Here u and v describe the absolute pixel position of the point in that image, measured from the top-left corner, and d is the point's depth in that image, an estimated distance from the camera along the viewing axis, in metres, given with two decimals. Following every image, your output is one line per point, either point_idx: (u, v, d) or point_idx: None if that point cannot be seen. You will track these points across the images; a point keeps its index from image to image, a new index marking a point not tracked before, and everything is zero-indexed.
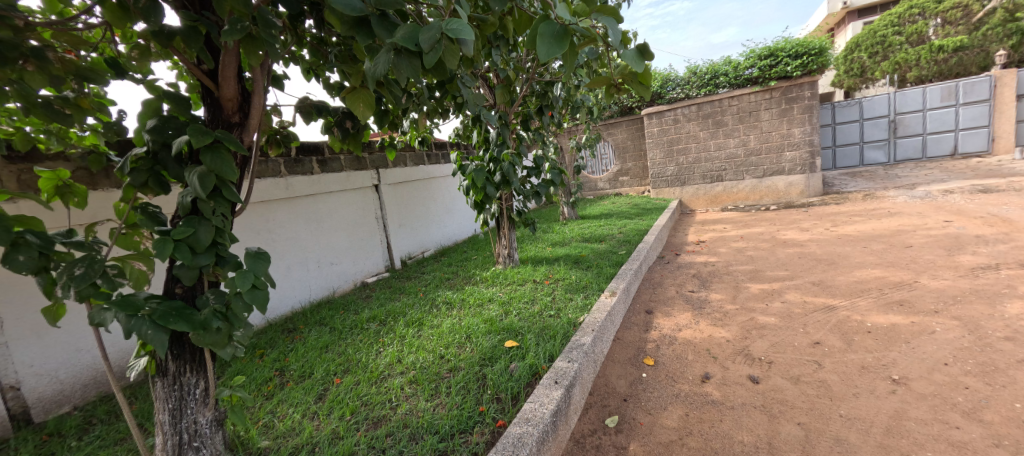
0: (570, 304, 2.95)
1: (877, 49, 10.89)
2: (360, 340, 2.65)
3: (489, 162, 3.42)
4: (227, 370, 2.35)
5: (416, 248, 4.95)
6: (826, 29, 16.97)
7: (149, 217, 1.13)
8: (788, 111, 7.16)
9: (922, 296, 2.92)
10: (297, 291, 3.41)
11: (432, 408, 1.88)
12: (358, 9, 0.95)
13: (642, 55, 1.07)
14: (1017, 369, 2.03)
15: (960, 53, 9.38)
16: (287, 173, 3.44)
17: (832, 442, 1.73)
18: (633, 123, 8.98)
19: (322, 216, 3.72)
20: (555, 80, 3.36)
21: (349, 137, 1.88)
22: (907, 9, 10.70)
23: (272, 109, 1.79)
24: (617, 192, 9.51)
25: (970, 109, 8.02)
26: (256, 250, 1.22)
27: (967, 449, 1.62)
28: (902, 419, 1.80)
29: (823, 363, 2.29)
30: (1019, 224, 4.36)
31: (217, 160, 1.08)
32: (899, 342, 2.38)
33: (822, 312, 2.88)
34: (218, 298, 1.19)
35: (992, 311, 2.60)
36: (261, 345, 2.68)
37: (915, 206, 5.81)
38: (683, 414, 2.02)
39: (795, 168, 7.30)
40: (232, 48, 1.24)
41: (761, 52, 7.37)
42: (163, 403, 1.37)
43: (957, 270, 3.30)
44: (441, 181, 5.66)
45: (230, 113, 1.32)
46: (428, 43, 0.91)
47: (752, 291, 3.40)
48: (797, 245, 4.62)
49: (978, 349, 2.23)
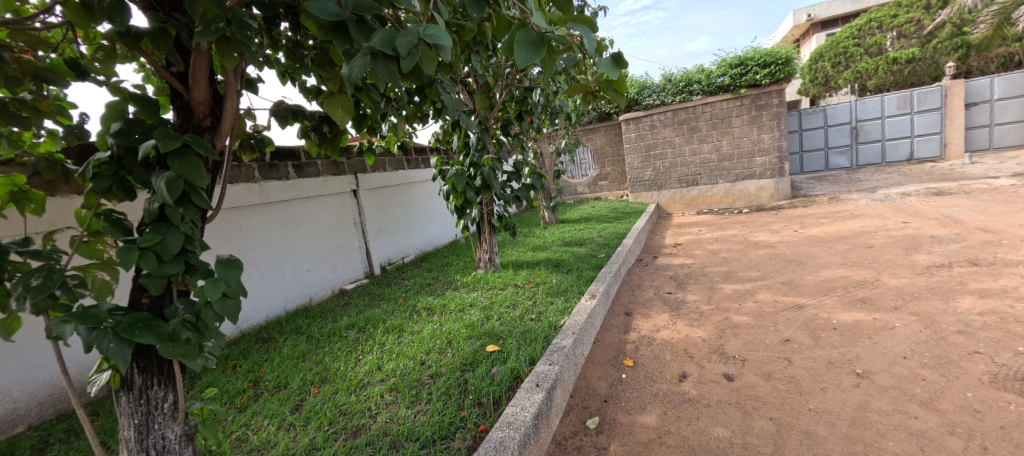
0: (552, 307, 2.98)
1: (841, 59, 11.45)
2: (339, 348, 2.61)
3: (469, 166, 3.44)
4: (197, 382, 2.27)
5: (396, 253, 4.91)
6: (791, 40, 17.84)
7: (113, 224, 1.08)
8: (758, 118, 7.45)
9: (883, 294, 3.07)
10: (272, 300, 3.32)
11: (412, 415, 1.87)
12: (334, 13, 0.97)
13: (617, 64, 1.10)
14: (968, 361, 2.16)
15: (913, 64, 10.02)
16: (262, 178, 3.36)
17: (802, 435, 1.80)
18: (611, 129, 9.16)
19: (298, 222, 3.64)
20: (534, 86, 3.45)
21: (327, 142, 1.86)
22: (865, 22, 11.34)
23: (246, 113, 1.74)
24: (597, 196, 9.66)
25: (924, 117, 8.53)
26: (229, 258, 1.18)
27: (925, 438, 1.71)
28: (865, 411, 1.90)
29: (792, 360, 2.38)
30: (969, 224, 4.64)
31: (186, 166, 1.05)
32: (862, 338, 2.50)
33: (792, 311, 2.99)
34: (188, 308, 1.14)
35: (946, 306, 2.76)
36: (233, 356, 2.59)
37: (876, 209, 6.10)
38: (661, 412, 2.07)
39: (765, 172, 7.57)
40: (203, 50, 1.19)
41: (732, 61, 7.65)
42: (129, 419, 1.31)
43: (914, 268, 3.50)
44: (421, 186, 5.64)
45: (201, 117, 1.27)
46: (405, 48, 0.92)
47: (727, 291, 3.51)
48: (769, 246, 4.80)
49: (933, 342, 2.36)
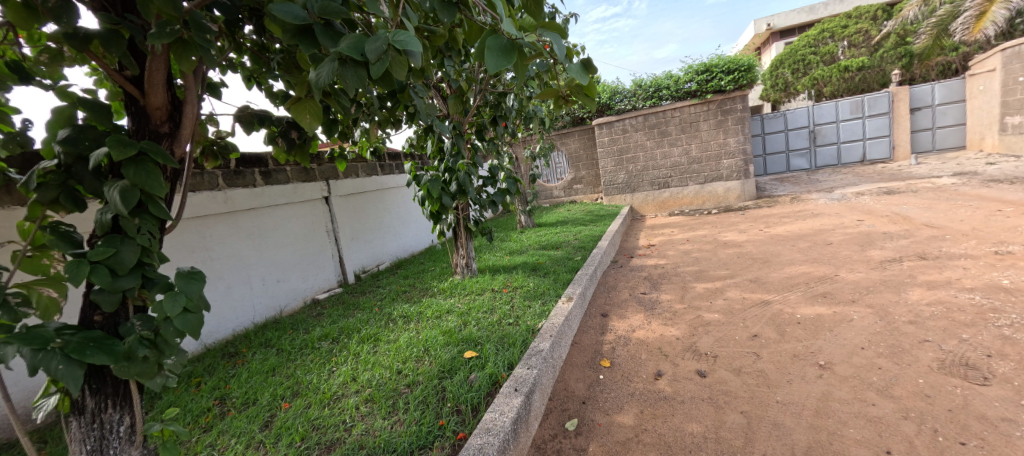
0: (529, 311, 2.99)
1: (798, 66, 12.03)
2: (311, 360, 2.54)
3: (444, 171, 3.43)
4: (158, 402, 2.16)
5: (370, 260, 4.82)
6: (752, 49, 18.63)
7: (61, 237, 1.02)
8: (724, 122, 7.73)
9: (842, 288, 3.23)
10: (239, 313, 3.20)
11: (389, 426, 1.84)
12: (300, 17, 0.95)
13: (586, 69, 1.12)
14: (919, 349, 2.29)
15: (863, 71, 10.64)
16: (226, 186, 3.25)
17: (771, 427, 1.86)
18: (585, 133, 9.31)
19: (266, 231, 3.53)
20: (507, 91, 3.48)
21: (295, 148, 1.81)
22: (819, 32, 11.99)
23: (208, 118, 1.69)
24: (572, 199, 9.77)
25: (875, 121, 9.05)
26: (190, 270, 1.14)
27: (882, 423, 1.80)
28: (828, 400, 1.99)
29: (760, 354, 2.47)
30: (917, 221, 4.94)
31: (141, 174, 1.01)
32: (824, 331, 2.62)
33: (759, 307, 3.11)
34: (146, 324, 1.09)
35: (898, 298, 2.93)
36: (197, 373, 2.48)
37: (834, 207, 6.42)
38: (638, 411, 2.11)
39: (732, 174, 7.85)
40: (160, 54, 1.15)
41: (698, 68, 7.92)
42: (79, 446, 1.20)
43: (869, 263, 3.69)
44: (395, 192, 5.56)
45: (158, 122, 1.21)
46: (375, 53, 0.91)
47: (698, 290, 3.61)
48: (736, 245, 4.97)
49: (888, 332, 2.50)
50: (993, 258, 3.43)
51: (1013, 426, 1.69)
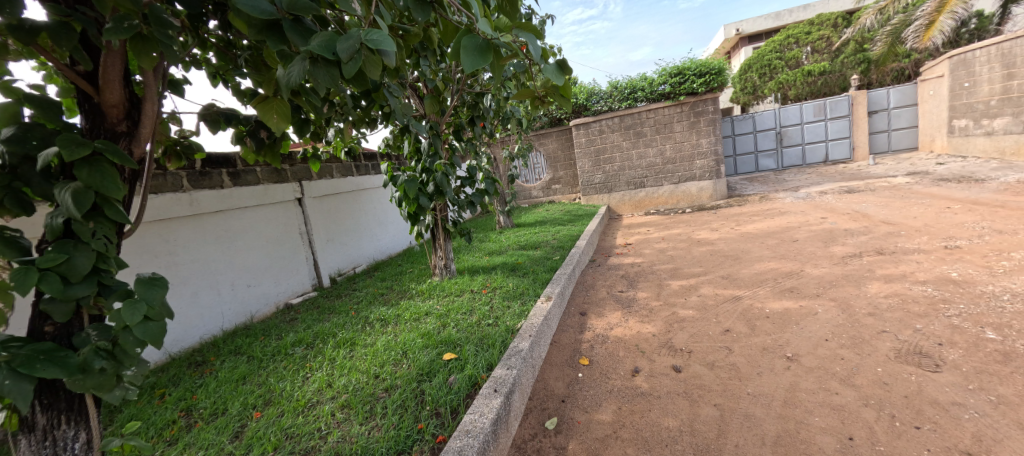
0: (508, 311, 2.99)
1: (766, 70, 12.47)
2: (284, 367, 2.47)
3: (421, 172, 3.40)
4: (118, 416, 2.05)
5: (346, 263, 4.72)
6: (723, 53, 19.18)
7: (7, 243, 0.96)
8: (697, 124, 7.93)
9: (807, 283, 3.36)
10: (206, 319, 3.08)
11: (366, 432, 1.80)
12: (268, 12, 0.92)
13: (562, 70, 1.14)
14: (878, 339, 2.41)
15: (825, 76, 11.11)
16: (192, 188, 3.13)
17: (742, 419, 1.92)
18: (563, 134, 9.40)
19: (236, 234, 3.42)
20: (485, 91, 3.47)
21: (265, 148, 1.75)
22: (784, 38, 12.45)
23: (170, 117, 1.62)
24: (551, 200, 9.83)
25: (837, 123, 9.46)
26: (150, 276, 1.09)
27: (845, 411, 1.88)
28: (795, 391, 2.06)
29: (732, 348, 2.54)
30: (875, 218, 5.19)
31: (96, 175, 0.96)
32: (791, 324, 2.72)
33: (731, 303, 3.20)
34: (102, 334, 1.03)
35: (859, 291, 3.07)
36: (161, 384, 2.37)
37: (800, 206, 6.67)
38: (616, 408, 2.14)
39: (704, 174, 8.06)
40: (115, 48, 1.09)
41: (671, 70, 8.08)
42: None
43: (832, 258, 3.86)
44: (372, 193, 5.47)
45: (115, 121, 1.15)
46: (347, 52, 0.89)
47: (673, 287, 3.69)
48: (709, 243, 5.11)
49: (850, 324, 2.61)
50: (943, 252, 3.64)
51: (962, 409, 1.79)
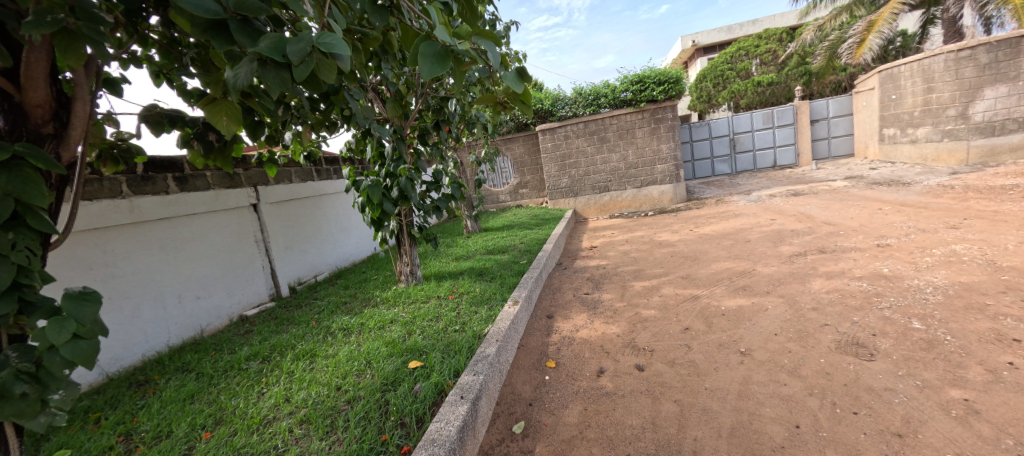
0: (475, 316, 2.98)
1: (719, 80, 13.11)
2: (237, 383, 2.34)
3: (385, 177, 3.33)
4: (45, 445, 1.88)
5: (307, 271, 4.55)
6: (681, 63, 19.98)
7: None
8: (657, 130, 8.21)
9: (759, 281, 3.54)
10: (149, 335, 2.88)
11: (327, 446, 1.74)
12: (212, 11, 0.88)
13: (521, 77, 1.14)
14: (821, 332, 2.57)
15: (772, 87, 11.90)
16: (132, 194, 2.92)
17: (700, 413, 2.00)
18: (529, 139, 9.48)
19: (183, 243, 3.22)
20: (449, 96, 3.46)
21: (214, 152, 1.67)
22: (735, 50, 13.14)
23: (105, 118, 1.52)
24: (518, 204, 9.88)
25: (784, 131, 10.07)
26: (81, 291, 1.00)
27: (793, 401, 1.99)
28: (748, 384, 2.16)
29: (691, 345, 2.64)
30: (818, 219, 5.55)
31: (16, 181, 0.88)
32: (745, 320, 2.86)
33: (690, 301, 3.33)
34: (24, 356, 0.94)
35: (804, 287, 3.27)
36: (97, 408, 2.19)
37: (753, 208, 7.04)
38: (582, 409, 2.17)
39: (665, 178, 8.36)
40: (40, 43, 1.02)
41: (632, 78, 8.20)
42: None
43: (781, 257, 4.09)
44: (333, 198, 5.31)
45: (40, 122, 1.06)
46: (298, 55, 0.87)
47: (636, 288, 3.79)
48: (670, 245, 5.29)
49: (797, 319, 2.78)
50: (876, 250, 3.93)
51: (893, 394, 1.94)
